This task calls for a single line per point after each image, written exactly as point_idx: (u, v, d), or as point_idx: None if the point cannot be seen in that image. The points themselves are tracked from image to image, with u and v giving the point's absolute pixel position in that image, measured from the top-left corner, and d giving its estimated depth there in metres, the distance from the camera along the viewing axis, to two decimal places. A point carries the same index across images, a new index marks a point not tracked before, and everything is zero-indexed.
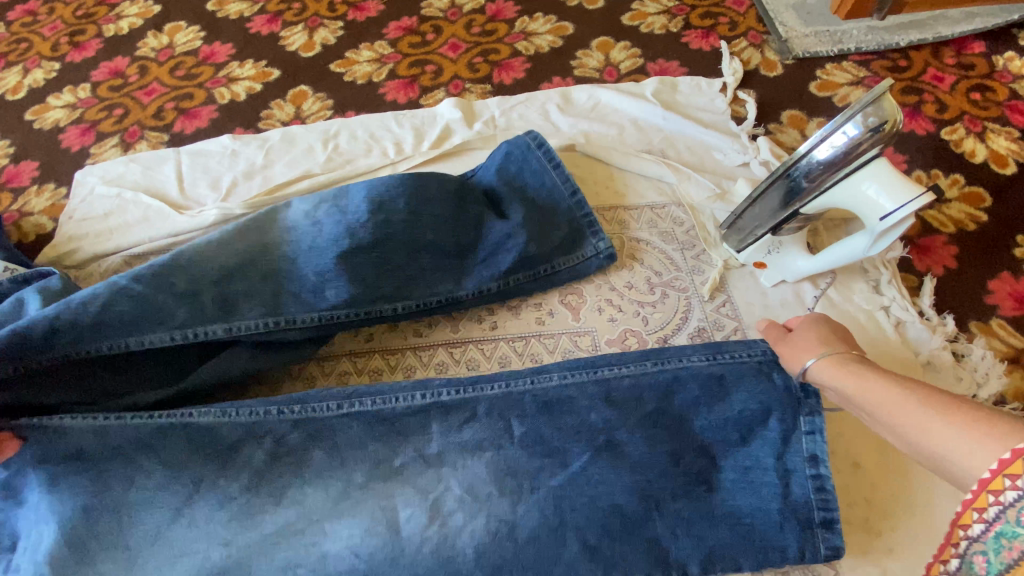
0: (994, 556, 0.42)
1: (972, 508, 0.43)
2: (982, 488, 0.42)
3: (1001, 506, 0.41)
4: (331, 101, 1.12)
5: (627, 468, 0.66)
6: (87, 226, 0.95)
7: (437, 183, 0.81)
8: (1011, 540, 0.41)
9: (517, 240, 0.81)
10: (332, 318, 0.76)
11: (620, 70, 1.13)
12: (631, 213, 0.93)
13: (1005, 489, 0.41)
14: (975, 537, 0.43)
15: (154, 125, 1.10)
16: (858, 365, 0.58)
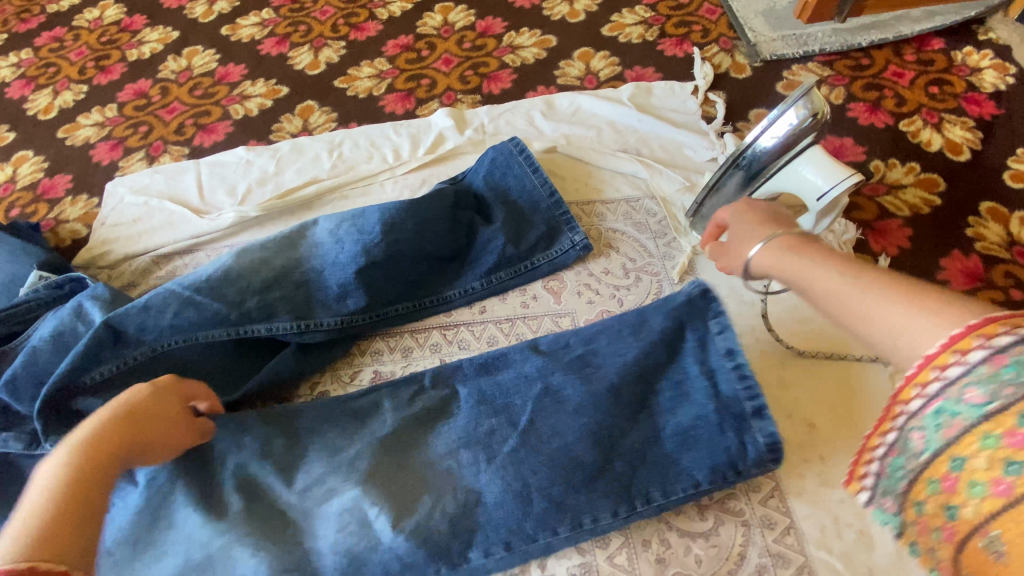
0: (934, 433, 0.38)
1: (931, 363, 0.38)
2: (928, 363, 0.38)
3: (947, 379, 0.37)
4: (336, 113, 1.22)
5: (572, 413, 0.76)
6: (119, 231, 1.06)
7: (436, 197, 0.92)
8: (953, 417, 0.37)
9: (497, 242, 0.92)
10: (351, 322, 0.87)
11: (600, 77, 1.23)
12: (608, 207, 1.02)
13: (972, 349, 0.36)
14: (925, 404, 0.38)
15: (175, 139, 1.21)
16: (815, 245, 0.54)
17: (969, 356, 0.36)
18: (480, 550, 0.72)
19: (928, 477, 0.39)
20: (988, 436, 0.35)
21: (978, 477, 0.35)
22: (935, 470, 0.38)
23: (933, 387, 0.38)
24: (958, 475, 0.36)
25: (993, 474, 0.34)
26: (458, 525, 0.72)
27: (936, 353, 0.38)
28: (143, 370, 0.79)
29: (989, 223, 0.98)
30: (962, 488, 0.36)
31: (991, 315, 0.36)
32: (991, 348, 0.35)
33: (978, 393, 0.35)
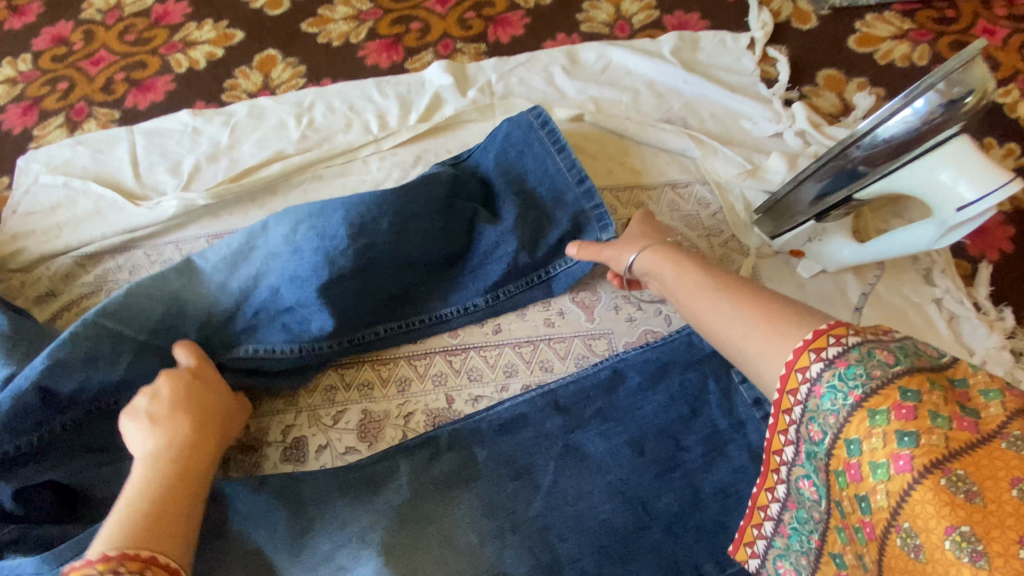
0: (814, 478, 0.42)
1: (786, 392, 0.42)
2: (783, 391, 0.42)
3: (800, 405, 0.41)
4: (304, 67, 0.98)
5: (597, 472, 0.64)
6: (33, 222, 0.84)
7: (426, 188, 0.71)
8: (814, 457, 0.41)
9: (506, 247, 0.72)
10: (314, 351, 0.69)
11: (633, 25, 0.99)
12: (650, 195, 0.82)
13: (798, 385, 0.41)
14: (795, 450, 0.43)
15: (103, 100, 0.97)
16: (677, 254, 0.58)
17: (807, 376, 0.41)
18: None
19: (834, 500, 0.40)
20: (852, 444, 0.38)
21: (862, 492, 0.37)
22: (834, 496, 0.40)
23: (796, 413, 0.42)
24: (846, 494, 0.38)
25: (866, 480, 0.37)
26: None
27: (787, 378, 0.42)
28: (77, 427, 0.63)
29: None
30: (857, 508, 0.38)
31: (805, 340, 0.41)
32: (813, 372, 0.40)
33: (817, 427, 0.40)
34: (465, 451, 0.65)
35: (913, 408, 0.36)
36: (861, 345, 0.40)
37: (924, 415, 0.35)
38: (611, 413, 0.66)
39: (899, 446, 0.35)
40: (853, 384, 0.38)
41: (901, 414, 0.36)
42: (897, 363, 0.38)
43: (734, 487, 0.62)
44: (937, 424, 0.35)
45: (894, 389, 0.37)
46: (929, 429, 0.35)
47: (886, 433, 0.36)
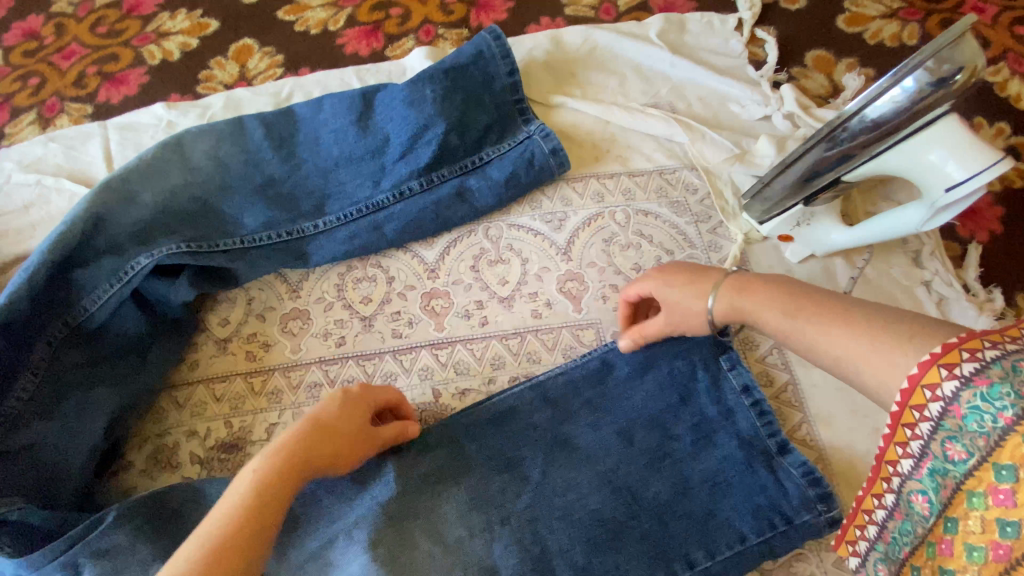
0: (934, 495, 0.41)
1: (909, 407, 0.41)
2: (906, 404, 0.41)
3: (930, 422, 0.40)
4: (282, 56, 0.95)
5: (586, 463, 0.63)
6: (5, 222, 0.81)
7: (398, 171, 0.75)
8: (944, 477, 0.40)
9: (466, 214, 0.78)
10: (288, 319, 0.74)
11: (619, 8, 0.97)
12: (637, 180, 0.80)
13: (927, 402, 0.40)
14: (915, 464, 0.42)
15: (75, 95, 0.94)
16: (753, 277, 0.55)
17: (940, 396, 0.39)
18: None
19: (951, 516, 0.40)
20: (998, 467, 0.37)
21: (1011, 517, 0.36)
22: (959, 513, 0.39)
23: (923, 430, 0.41)
24: (984, 516, 0.38)
25: (1018, 503, 0.35)
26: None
27: (911, 394, 0.41)
28: (81, 417, 0.62)
29: None
30: (994, 529, 0.37)
31: (949, 345, 0.39)
32: (949, 390, 0.39)
33: (960, 447, 0.39)
34: (454, 445, 0.64)
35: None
36: (1002, 360, 0.37)
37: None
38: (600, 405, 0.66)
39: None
40: (1000, 406, 0.36)
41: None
42: None
43: (725, 476, 0.62)
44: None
45: None
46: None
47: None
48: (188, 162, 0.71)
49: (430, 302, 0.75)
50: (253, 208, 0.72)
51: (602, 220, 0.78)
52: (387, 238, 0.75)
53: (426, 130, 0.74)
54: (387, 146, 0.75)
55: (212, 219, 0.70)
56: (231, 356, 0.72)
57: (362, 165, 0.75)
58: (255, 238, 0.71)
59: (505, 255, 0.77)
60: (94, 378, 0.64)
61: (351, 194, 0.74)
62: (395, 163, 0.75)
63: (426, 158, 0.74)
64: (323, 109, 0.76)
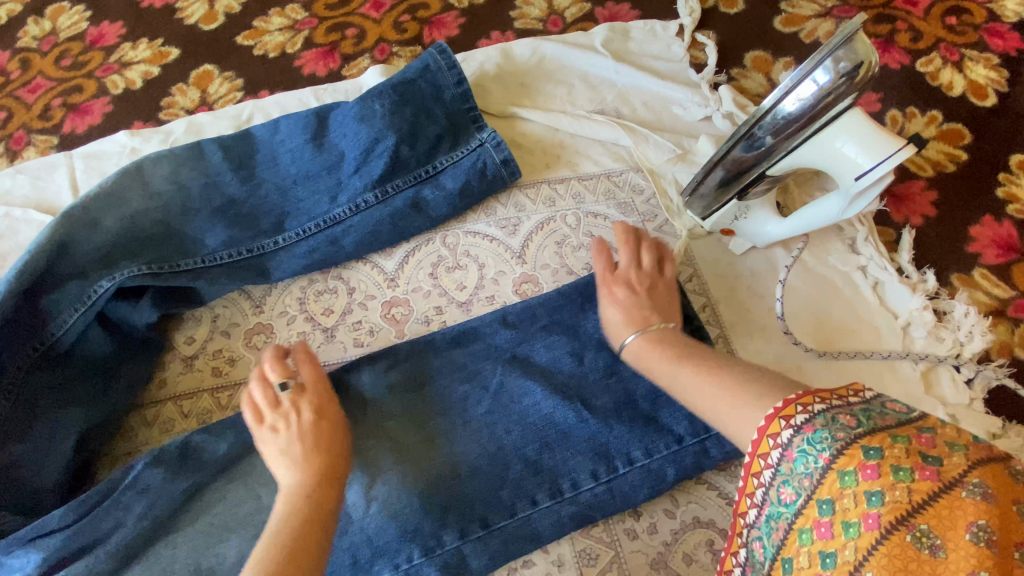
0: (767, 539, 0.44)
1: (757, 456, 0.44)
2: (755, 454, 0.44)
3: (770, 469, 0.43)
4: (241, 80, 0.98)
5: (544, 377, 0.67)
6: None
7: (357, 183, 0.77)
8: (776, 520, 0.43)
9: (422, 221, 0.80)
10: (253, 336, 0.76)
11: (566, 19, 1.01)
12: (586, 184, 0.84)
13: (769, 450, 0.43)
14: (759, 512, 0.45)
15: (41, 126, 0.96)
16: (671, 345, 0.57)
17: (780, 444, 0.43)
18: (455, 532, 0.61)
19: (801, 530, 0.41)
20: (821, 501, 0.40)
21: (830, 548, 0.39)
22: (806, 527, 0.41)
23: (766, 478, 0.44)
24: (832, 522, 0.39)
25: (857, 511, 0.38)
26: (434, 516, 0.61)
27: (759, 442, 0.44)
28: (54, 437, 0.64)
29: (1022, 181, 0.85)
30: (817, 563, 0.39)
31: (775, 409, 0.44)
32: (785, 439, 0.43)
33: (789, 489, 0.42)
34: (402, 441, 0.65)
35: (877, 467, 0.38)
36: (825, 410, 0.42)
37: (886, 472, 0.37)
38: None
39: (866, 502, 0.38)
40: (820, 448, 0.40)
41: (867, 473, 0.38)
42: (858, 425, 0.40)
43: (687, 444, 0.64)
44: (900, 478, 0.37)
45: (856, 449, 0.39)
46: (893, 485, 0.37)
47: (856, 490, 0.38)
48: (148, 188, 0.73)
49: (390, 310, 0.78)
50: (214, 228, 0.74)
51: (554, 224, 0.82)
52: (346, 250, 0.78)
53: (378, 143, 0.77)
54: (343, 163, 0.77)
55: (174, 239, 0.72)
56: (198, 372, 0.74)
57: (319, 181, 0.77)
58: (215, 256, 0.73)
59: (462, 261, 0.81)
60: (60, 398, 0.65)
61: (309, 210, 0.77)
62: (350, 178, 0.77)
63: (379, 167, 0.77)
64: (279, 129, 0.79)
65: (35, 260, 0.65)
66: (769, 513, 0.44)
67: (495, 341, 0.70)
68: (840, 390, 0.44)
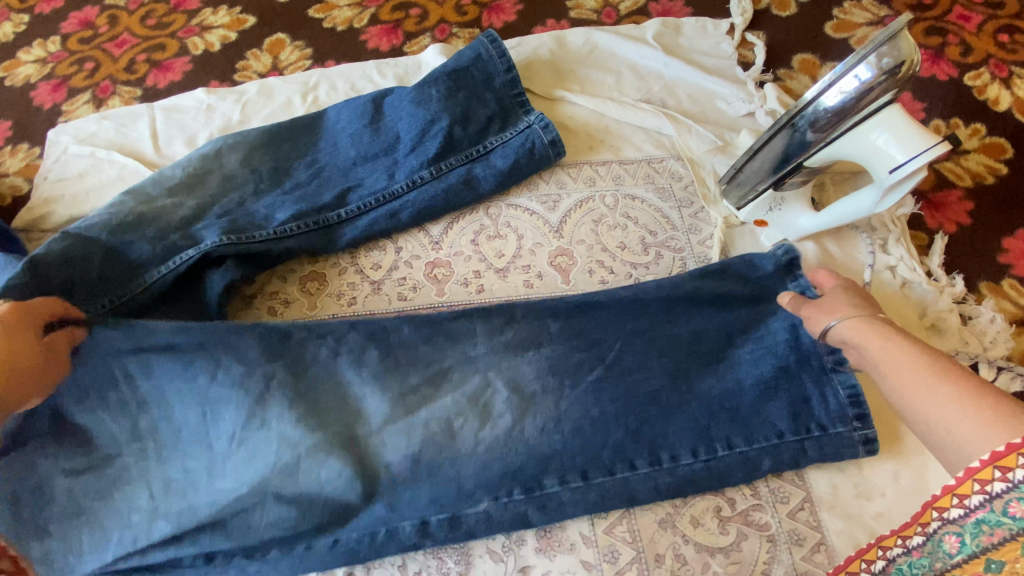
0: (971, 538, 0.46)
1: (993, 467, 0.43)
2: (990, 464, 0.43)
3: (1004, 485, 0.43)
4: (310, 50, 1.05)
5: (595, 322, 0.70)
6: (63, 188, 0.92)
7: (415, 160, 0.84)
8: (992, 526, 0.45)
9: (473, 189, 0.85)
10: (307, 282, 0.84)
11: (620, 11, 1.05)
12: (627, 167, 0.88)
13: (1013, 468, 0.42)
14: (965, 513, 0.46)
15: (126, 79, 1.04)
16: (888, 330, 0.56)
17: (1010, 479, 0.42)
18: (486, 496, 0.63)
19: (993, 559, 0.45)
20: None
21: None
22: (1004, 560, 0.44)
23: (977, 500, 0.45)
24: None
25: None
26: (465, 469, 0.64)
27: (1001, 457, 0.43)
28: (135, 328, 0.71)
29: None
30: None
31: None
32: (1016, 478, 0.42)
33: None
34: (514, 390, 0.66)
35: None
36: None
37: None
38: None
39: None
40: None
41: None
42: None
43: None
44: None
45: None
46: None
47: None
48: (223, 171, 0.82)
49: (433, 271, 0.84)
50: (283, 206, 0.81)
51: (592, 203, 0.85)
52: (398, 214, 0.84)
53: (433, 124, 0.84)
54: (398, 146, 0.85)
55: (246, 216, 0.79)
56: (257, 310, 0.82)
57: (376, 162, 0.85)
58: (284, 228, 0.79)
59: (503, 231, 0.85)
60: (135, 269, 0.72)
61: (370, 185, 0.84)
62: (406, 157, 0.85)
63: (434, 148, 0.84)
64: (342, 116, 0.89)
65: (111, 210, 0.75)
66: (968, 528, 0.46)
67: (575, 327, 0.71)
68: None
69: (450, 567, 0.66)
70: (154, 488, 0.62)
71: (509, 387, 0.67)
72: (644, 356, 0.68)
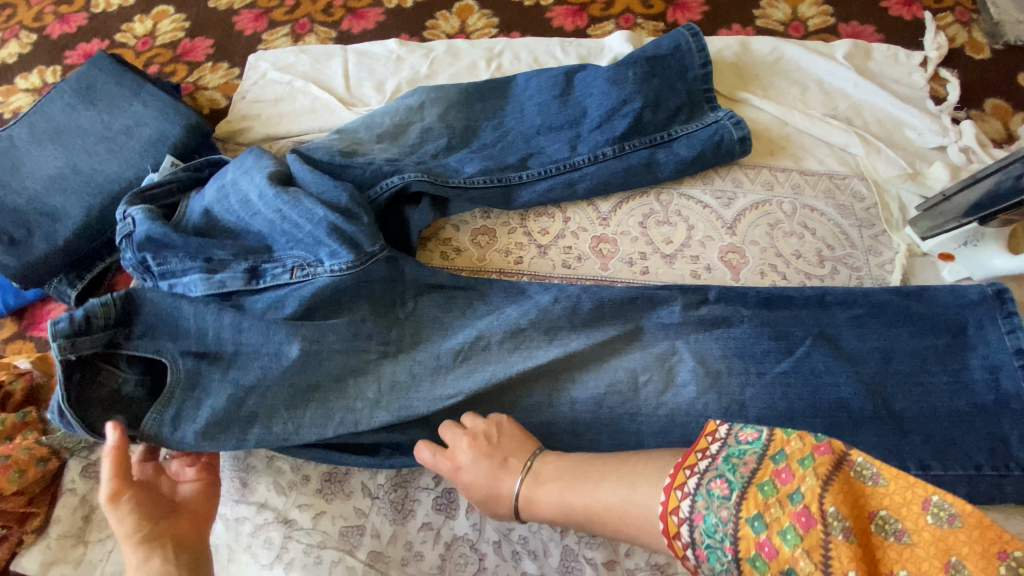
0: (713, 540, 0.45)
1: (683, 467, 0.49)
2: (672, 489, 0.49)
3: (690, 493, 0.47)
4: (497, 19, 1.09)
5: (775, 321, 0.73)
6: (260, 108, 0.98)
7: (601, 135, 0.85)
8: (703, 521, 0.46)
9: (652, 171, 0.85)
10: (479, 232, 0.87)
11: (807, 27, 1.06)
12: (807, 179, 0.88)
13: (687, 478, 0.48)
14: (692, 522, 0.46)
15: (323, 20, 1.10)
16: (572, 464, 0.60)
17: (687, 492, 0.48)
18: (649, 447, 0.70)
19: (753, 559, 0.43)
20: (753, 561, 0.43)
21: (786, 535, 0.42)
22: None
23: (688, 535, 0.46)
24: (775, 543, 0.42)
25: (791, 528, 0.42)
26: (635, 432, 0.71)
27: (676, 475, 0.49)
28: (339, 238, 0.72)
29: None
30: (783, 549, 0.42)
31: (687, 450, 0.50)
32: (693, 485, 0.47)
33: (717, 494, 0.45)
34: (700, 363, 0.72)
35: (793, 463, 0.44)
36: (732, 441, 0.48)
37: (797, 464, 0.44)
38: (746, 371, 0.71)
39: (784, 547, 0.42)
40: (742, 458, 0.47)
41: (772, 513, 0.43)
42: (759, 439, 0.47)
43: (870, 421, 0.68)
44: (807, 465, 0.43)
45: (767, 462, 0.46)
46: (826, 466, 0.43)
47: (771, 537, 0.43)
48: (423, 123, 0.87)
49: (598, 245, 0.85)
50: (472, 161, 0.84)
51: (769, 207, 0.86)
52: (576, 189, 0.85)
53: (625, 105, 0.85)
54: (584, 120, 0.86)
55: (439, 165, 0.83)
56: (428, 252, 0.86)
57: (560, 132, 0.86)
58: (472, 179, 0.82)
59: (672, 219, 0.86)
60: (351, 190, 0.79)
61: (551, 154, 0.85)
62: (591, 133, 0.85)
63: (621, 127, 0.84)
64: (530, 86, 0.91)
65: (334, 144, 0.83)
66: (708, 571, 0.46)
67: (756, 321, 0.73)
68: (707, 441, 0.49)
69: (599, 529, 0.67)
70: (383, 385, 0.70)
71: (697, 359, 0.72)
72: (835, 362, 0.70)
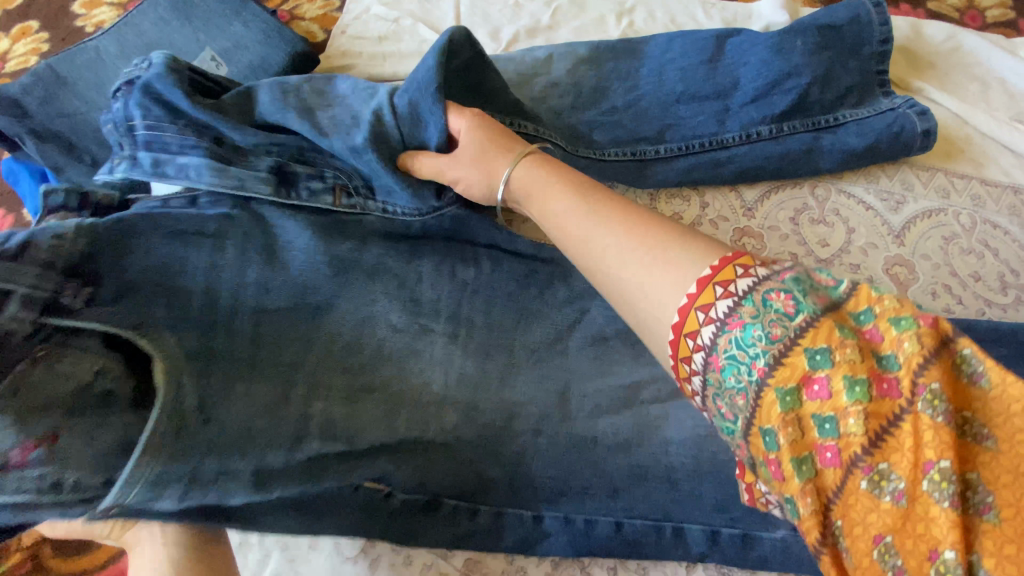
0: (733, 377, 0.35)
1: (715, 282, 0.36)
2: (711, 282, 0.36)
3: (713, 321, 0.35)
4: None
5: None
6: (361, 45, 0.88)
7: (756, 112, 0.73)
8: (731, 349, 0.34)
9: (811, 161, 0.74)
10: None
11: (986, 18, 0.93)
12: (989, 190, 0.75)
13: (724, 286, 0.36)
14: (707, 355, 0.36)
15: None
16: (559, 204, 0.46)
17: (732, 292, 0.35)
18: None
19: (767, 431, 0.34)
20: (781, 392, 0.33)
21: (828, 412, 0.32)
22: (774, 423, 0.33)
23: (707, 339, 0.36)
24: (798, 414, 0.33)
25: (835, 402, 0.32)
26: None
27: (718, 271, 0.36)
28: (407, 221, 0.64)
29: None
30: (814, 428, 0.33)
31: (729, 258, 0.37)
32: (740, 289, 0.35)
33: (757, 329, 0.34)
34: None
35: (880, 325, 0.33)
36: (795, 277, 0.35)
37: (886, 325, 0.33)
38: None
39: (842, 396, 0.32)
40: (807, 298, 0.34)
41: (845, 354, 0.32)
42: (839, 284, 0.35)
43: None
44: (901, 327, 0.32)
45: (850, 311, 0.34)
46: (896, 338, 0.32)
47: (830, 377, 0.32)
48: (550, 77, 0.76)
49: (741, 239, 0.74)
50: (604, 127, 0.73)
51: (944, 217, 0.74)
52: (721, 172, 0.74)
53: (789, 79, 0.72)
54: (734, 92, 0.73)
55: (567, 129, 0.72)
56: None
57: (706, 103, 0.74)
58: (604, 151, 0.72)
59: (830, 218, 0.74)
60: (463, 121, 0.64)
61: (693, 127, 0.73)
62: (744, 107, 0.73)
63: (783, 104, 0.72)
64: (673, 47, 0.77)
65: None
66: (712, 383, 0.36)
67: None
68: (762, 260, 0.36)
69: None
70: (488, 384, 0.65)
71: None
72: None
